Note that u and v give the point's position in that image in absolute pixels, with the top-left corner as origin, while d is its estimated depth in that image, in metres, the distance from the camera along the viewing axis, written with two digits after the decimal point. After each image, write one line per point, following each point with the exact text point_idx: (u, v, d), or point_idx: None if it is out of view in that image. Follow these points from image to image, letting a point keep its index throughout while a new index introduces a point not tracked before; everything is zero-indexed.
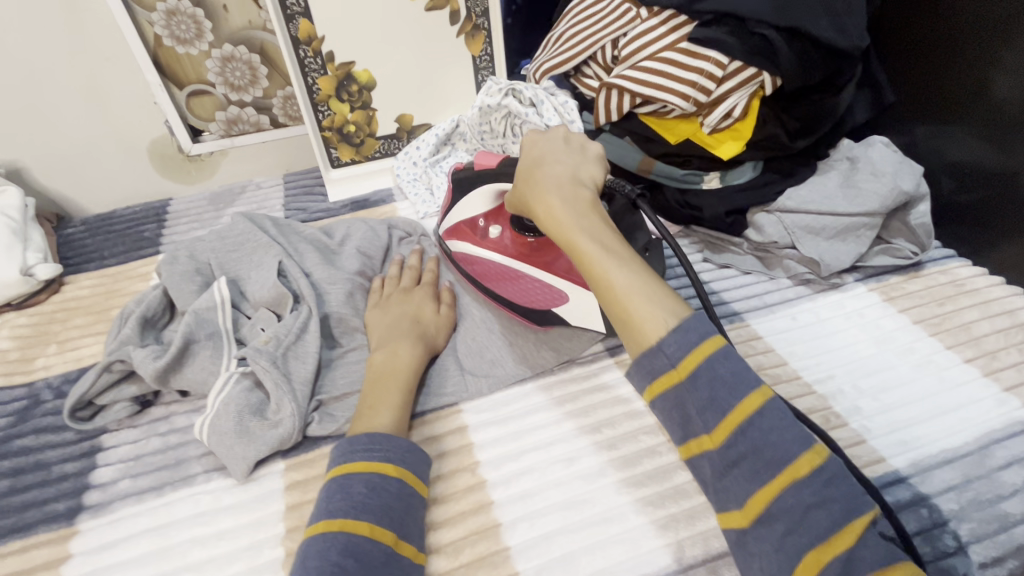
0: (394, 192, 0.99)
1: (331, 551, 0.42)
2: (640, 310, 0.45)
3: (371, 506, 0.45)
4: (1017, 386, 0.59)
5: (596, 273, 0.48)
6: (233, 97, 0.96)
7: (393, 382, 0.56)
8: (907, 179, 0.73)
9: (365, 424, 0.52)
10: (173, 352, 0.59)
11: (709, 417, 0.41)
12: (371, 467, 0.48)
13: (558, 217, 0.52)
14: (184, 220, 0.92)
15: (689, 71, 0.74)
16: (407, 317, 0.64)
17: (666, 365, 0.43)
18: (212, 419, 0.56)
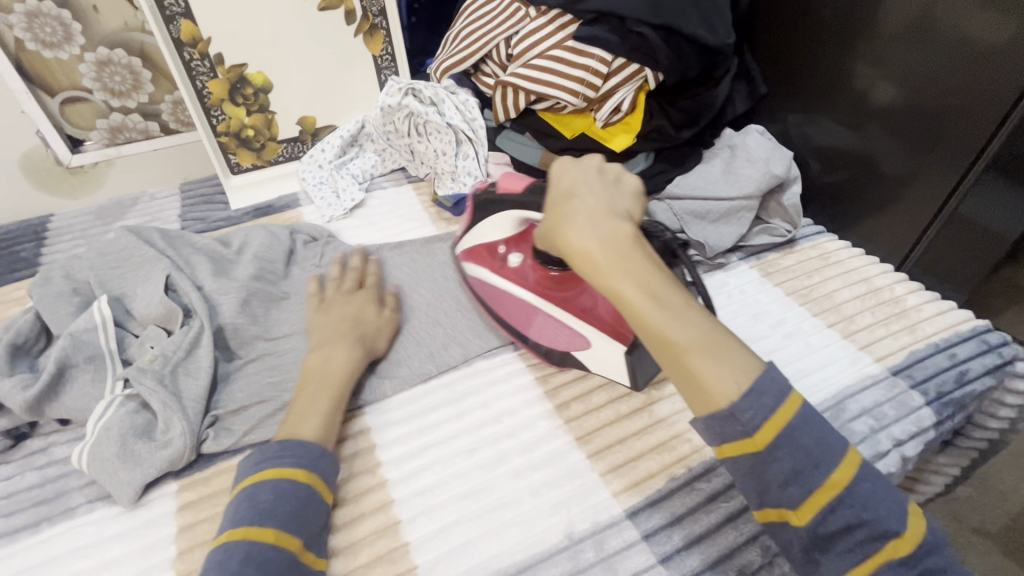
0: (301, 196, 0.95)
1: (233, 559, 0.41)
2: (708, 369, 0.42)
3: (278, 512, 0.45)
4: (870, 345, 0.66)
5: (654, 331, 0.44)
6: (114, 104, 0.90)
7: (323, 387, 0.55)
8: (778, 163, 0.80)
9: (290, 429, 0.52)
10: (45, 379, 0.56)
11: (793, 491, 0.40)
12: (279, 475, 0.47)
13: (601, 262, 0.46)
14: (66, 237, 0.86)
15: (577, 68, 0.77)
16: (346, 319, 0.62)
17: (741, 432, 0.41)
18: (90, 445, 0.53)
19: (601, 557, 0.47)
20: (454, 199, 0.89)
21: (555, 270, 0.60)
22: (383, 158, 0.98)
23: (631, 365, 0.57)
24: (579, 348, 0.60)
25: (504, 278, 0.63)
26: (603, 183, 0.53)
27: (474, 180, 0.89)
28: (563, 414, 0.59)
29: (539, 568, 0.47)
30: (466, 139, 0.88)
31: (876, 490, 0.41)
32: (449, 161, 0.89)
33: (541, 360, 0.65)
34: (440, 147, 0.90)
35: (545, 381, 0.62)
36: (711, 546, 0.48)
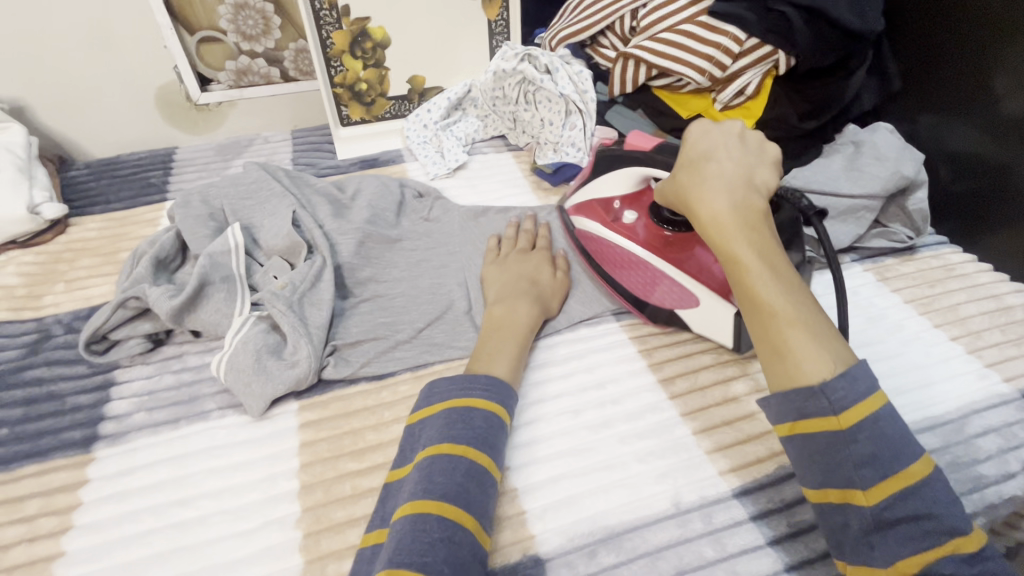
0: (403, 153, 0.98)
1: (457, 473, 0.45)
2: (800, 339, 0.43)
3: (490, 441, 0.49)
4: (998, 363, 0.62)
5: (755, 295, 0.46)
6: (244, 47, 0.94)
7: (512, 333, 0.59)
8: (908, 164, 0.75)
9: (483, 366, 0.56)
10: (188, 292, 0.60)
11: (867, 473, 0.40)
12: (489, 406, 0.51)
13: (726, 227, 0.49)
14: (191, 169, 0.92)
15: (706, 45, 0.75)
16: (525, 275, 0.66)
17: (825, 410, 0.41)
18: (227, 357, 0.57)
19: (709, 529, 0.47)
20: (555, 166, 0.88)
21: (669, 229, 0.62)
22: (486, 124, 0.99)
23: (740, 326, 0.58)
24: (685, 306, 0.61)
25: (615, 232, 0.65)
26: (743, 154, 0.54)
27: (579, 152, 0.88)
28: (668, 389, 0.59)
29: (646, 530, 0.47)
30: (576, 111, 0.87)
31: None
32: (555, 131, 0.89)
33: (645, 335, 0.65)
34: (548, 116, 0.90)
35: (647, 355, 0.62)
36: (824, 537, 0.47)
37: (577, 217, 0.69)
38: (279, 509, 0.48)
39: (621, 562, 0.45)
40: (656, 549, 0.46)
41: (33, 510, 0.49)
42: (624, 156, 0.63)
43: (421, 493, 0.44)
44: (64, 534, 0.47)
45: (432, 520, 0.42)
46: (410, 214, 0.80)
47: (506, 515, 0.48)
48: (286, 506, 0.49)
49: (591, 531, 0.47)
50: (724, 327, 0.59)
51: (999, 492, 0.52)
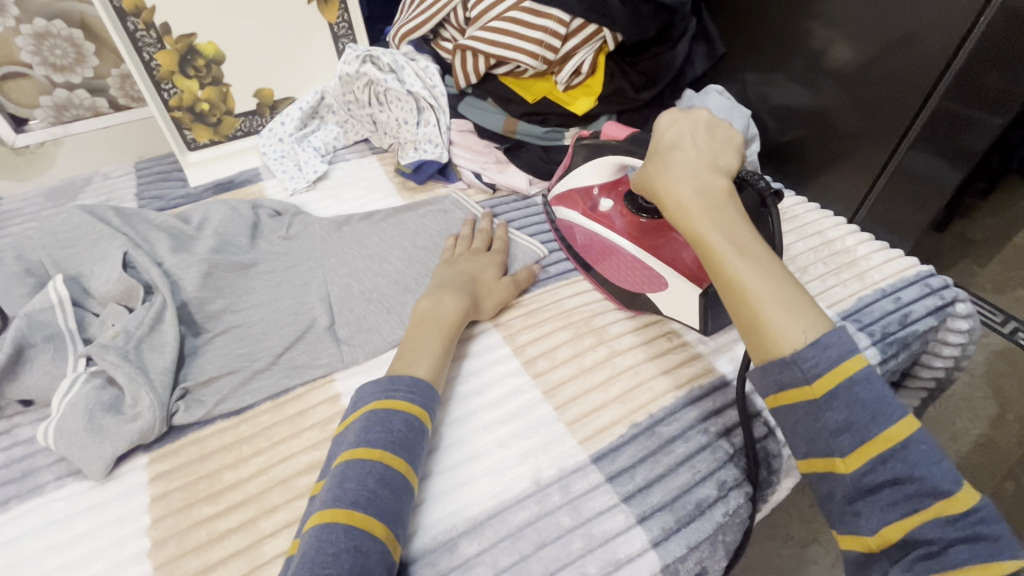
0: (261, 171, 0.93)
1: (369, 479, 0.45)
2: (774, 314, 0.44)
3: (407, 444, 0.48)
4: (822, 293, 0.69)
5: (727, 275, 0.47)
6: (58, 79, 0.87)
7: (436, 329, 0.59)
8: (738, 122, 0.84)
9: (405, 368, 0.55)
10: (3, 360, 0.55)
11: (845, 440, 0.41)
12: (410, 408, 0.50)
13: (688, 209, 0.51)
14: (18, 220, 0.82)
15: (534, 29, 0.76)
16: (468, 273, 0.67)
17: (800, 379, 0.43)
18: (56, 423, 0.53)
19: (567, 499, 0.50)
20: (414, 165, 0.87)
21: (643, 216, 0.66)
22: (346, 130, 0.97)
23: (704, 306, 0.59)
24: (653, 289, 0.64)
25: (591, 217, 0.70)
26: (708, 140, 0.57)
27: (437, 147, 0.88)
28: (530, 370, 0.61)
29: (507, 513, 0.49)
30: (428, 106, 0.88)
31: (829, 415, 0.42)
32: (411, 130, 0.88)
33: (509, 321, 0.66)
34: (402, 115, 0.89)
35: (510, 340, 0.64)
36: (672, 483, 0.51)
37: (561, 207, 0.75)
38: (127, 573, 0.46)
39: (483, 549, 0.46)
40: (516, 530, 0.48)
41: None
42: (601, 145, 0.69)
43: (331, 501, 0.43)
44: None
45: (338, 530, 0.41)
46: (267, 235, 0.77)
47: None
48: (136, 567, 0.46)
49: (456, 525, 0.48)
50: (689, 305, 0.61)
51: None
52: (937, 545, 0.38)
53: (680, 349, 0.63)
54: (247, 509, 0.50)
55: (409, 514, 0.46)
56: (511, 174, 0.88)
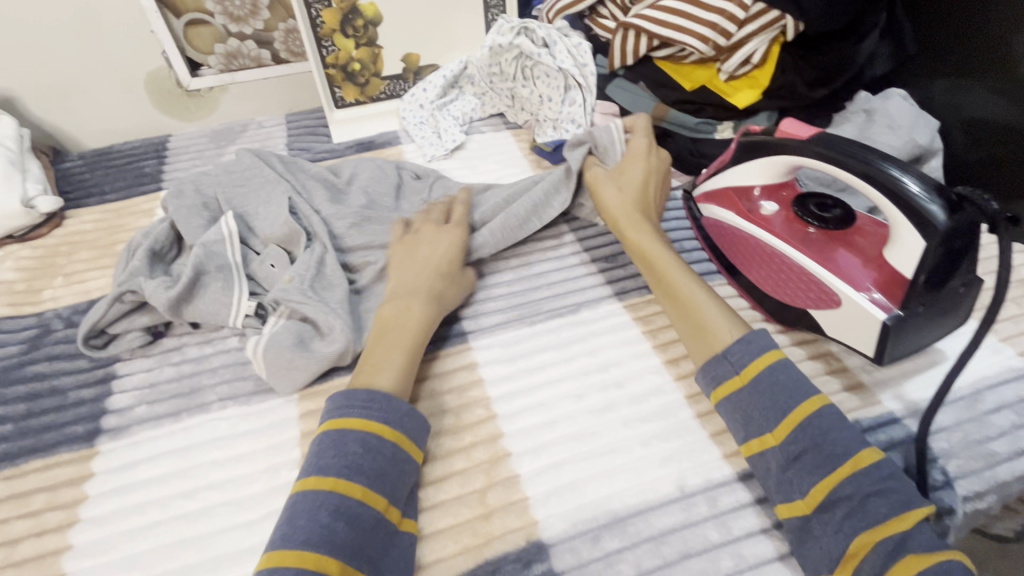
0: (399, 134, 0.96)
1: (323, 512, 0.41)
2: (714, 321, 0.54)
3: (365, 467, 0.44)
4: (1014, 337, 0.60)
5: (681, 292, 0.57)
6: (233, 29, 0.91)
7: (402, 337, 0.54)
8: (922, 132, 0.75)
9: (367, 380, 0.50)
10: (183, 284, 0.60)
11: (771, 416, 0.46)
12: (362, 427, 0.46)
13: (659, 242, 0.62)
14: (185, 156, 0.91)
15: (710, 12, 0.72)
16: (424, 262, 0.61)
17: (730, 371, 0.50)
18: (263, 345, 0.56)
19: (713, 513, 0.47)
20: (554, 144, 0.86)
21: (813, 225, 0.60)
22: (483, 102, 0.97)
23: (887, 336, 0.52)
24: (821, 307, 0.58)
25: (749, 219, 0.65)
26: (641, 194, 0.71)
27: (579, 129, 0.85)
28: (672, 370, 0.58)
29: (650, 515, 0.47)
30: (575, 86, 0.85)
31: None
32: (555, 108, 0.87)
33: (649, 316, 0.63)
34: (547, 92, 0.88)
35: (652, 336, 0.61)
36: None
37: (710, 205, 0.71)
38: (281, 499, 0.49)
39: (625, 546, 0.45)
40: (659, 534, 0.46)
41: (40, 504, 0.49)
42: (772, 143, 0.61)
43: (280, 539, 0.41)
44: (71, 528, 0.47)
45: (290, 574, 0.38)
46: (410, 196, 0.77)
47: (511, 501, 0.48)
48: None
49: (595, 517, 0.47)
50: (864, 331, 0.54)
51: (1011, 469, 0.50)
52: (855, 500, 0.41)
53: (839, 372, 0.58)
54: None
55: (379, 544, 0.42)
56: None
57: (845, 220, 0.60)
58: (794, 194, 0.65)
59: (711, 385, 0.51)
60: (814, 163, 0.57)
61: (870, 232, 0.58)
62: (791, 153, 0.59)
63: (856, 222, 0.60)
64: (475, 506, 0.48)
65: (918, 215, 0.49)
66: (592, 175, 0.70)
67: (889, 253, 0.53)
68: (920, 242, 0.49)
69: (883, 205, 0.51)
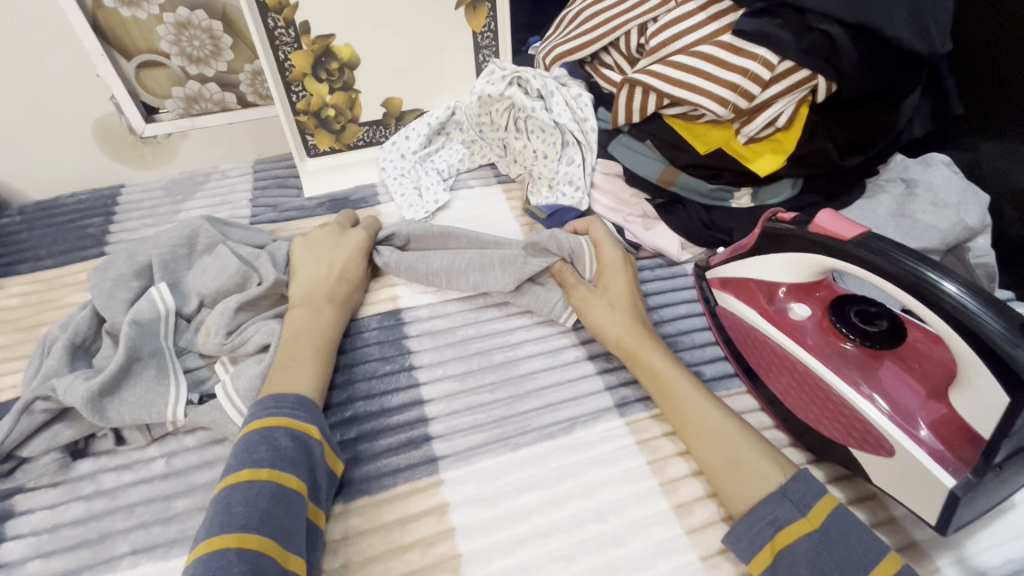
0: (378, 188, 0.86)
1: (260, 500, 0.41)
2: (754, 464, 0.46)
3: (298, 462, 0.44)
4: None
5: (709, 432, 0.49)
6: (192, 71, 0.81)
7: (318, 342, 0.55)
8: (970, 211, 0.65)
9: (282, 385, 0.50)
10: (112, 369, 0.52)
11: (852, 573, 0.39)
12: (296, 423, 0.47)
13: (668, 369, 0.53)
14: (136, 212, 0.81)
15: (731, 71, 0.62)
16: (333, 265, 0.62)
17: (796, 513, 0.43)
18: (232, 388, 0.53)
19: None
20: (550, 210, 0.76)
21: (851, 341, 0.51)
22: (473, 151, 0.87)
23: (952, 507, 0.41)
24: (864, 447, 0.48)
25: (774, 324, 0.55)
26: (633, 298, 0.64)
27: (577, 191, 0.76)
28: (684, 520, 0.48)
29: None
30: (574, 142, 0.76)
31: None
32: (551, 165, 0.77)
33: (656, 440, 0.53)
34: (541, 148, 0.78)
35: (659, 470, 0.51)
36: None
37: (728, 296, 0.61)
38: None
39: None
40: None
41: None
42: (807, 240, 0.51)
43: (218, 525, 0.39)
44: None
45: (231, 554, 0.37)
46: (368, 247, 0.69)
47: None
48: None
49: None
50: (924, 492, 0.43)
51: None
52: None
53: (885, 525, 0.48)
54: None
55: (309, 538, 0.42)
56: (660, 234, 0.74)
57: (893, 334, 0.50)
58: (828, 296, 0.55)
59: (751, 550, 0.44)
60: (862, 275, 0.46)
61: (925, 353, 0.48)
62: (830, 256, 0.49)
63: (907, 337, 0.50)
64: None
65: (1001, 364, 0.39)
66: (576, 293, 0.61)
67: (956, 395, 0.43)
68: (1002, 396, 0.39)
69: (953, 342, 0.41)
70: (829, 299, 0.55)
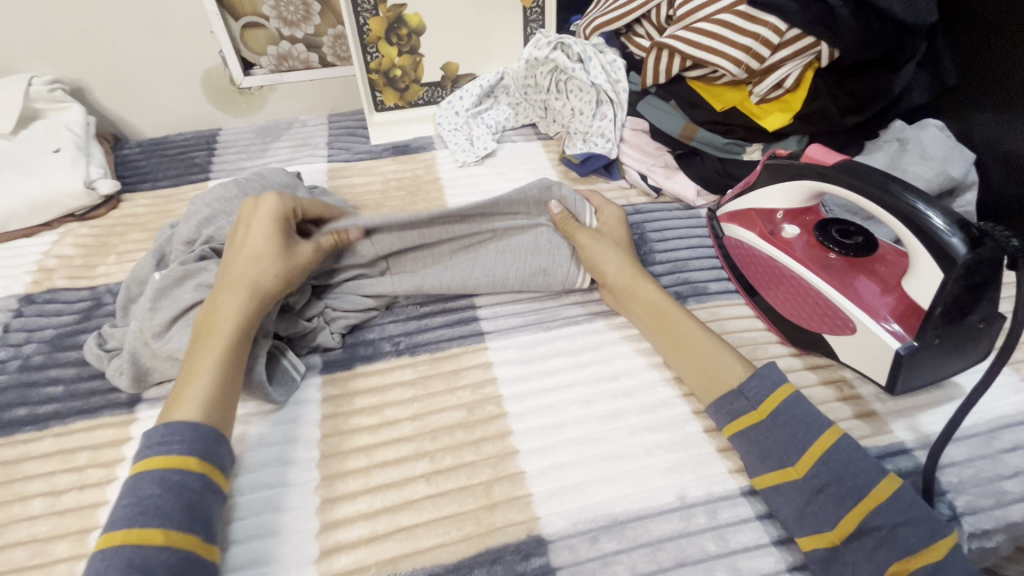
0: (434, 140, 0.99)
1: (114, 570, 0.38)
2: (722, 361, 0.54)
3: (163, 509, 0.41)
4: None
5: (689, 342, 0.57)
6: (286, 32, 0.96)
7: (210, 349, 0.51)
8: (956, 164, 0.75)
9: (171, 411, 0.47)
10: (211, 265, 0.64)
11: (792, 450, 0.47)
12: (164, 464, 0.44)
13: (667, 302, 0.60)
14: (232, 149, 0.96)
15: (745, 36, 0.73)
16: (242, 249, 0.57)
17: (747, 407, 0.50)
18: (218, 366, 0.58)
19: (713, 525, 0.48)
20: (583, 157, 0.88)
21: (834, 251, 0.61)
22: (517, 112, 1.00)
23: (899, 365, 0.52)
24: (838, 334, 0.58)
25: (770, 242, 0.65)
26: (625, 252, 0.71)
27: (607, 142, 0.88)
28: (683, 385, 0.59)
29: (648, 521, 0.48)
30: (608, 101, 0.88)
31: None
32: (585, 121, 0.89)
33: None
34: (579, 106, 0.90)
35: None
36: None
37: (732, 225, 0.71)
38: (298, 475, 0.52)
39: (623, 549, 0.46)
40: (657, 540, 0.47)
41: (83, 461, 0.53)
42: (797, 168, 0.62)
43: None
44: (109, 485, 0.51)
45: None
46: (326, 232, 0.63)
47: (516, 496, 0.50)
48: (305, 473, 0.52)
49: (595, 519, 0.48)
50: (879, 358, 0.54)
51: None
52: (884, 529, 0.42)
53: (850, 400, 0.58)
54: (404, 446, 0.53)
55: None
56: (678, 181, 0.86)
57: (868, 247, 0.60)
58: (817, 219, 0.66)
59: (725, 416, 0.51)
60: (839, 191, 0.57)
61: (891, 260, 0.58)
62: (815, 179, 0.60)
63: (878, 250, 0.60)
64: (481, 497, 0.50)
65: (939, 248, 0.49)
66: (579, 238, 0.66)
67: (907, 283, 0.53)
68: (938, 274, 0.49)
69: (907, 238, 0.51)
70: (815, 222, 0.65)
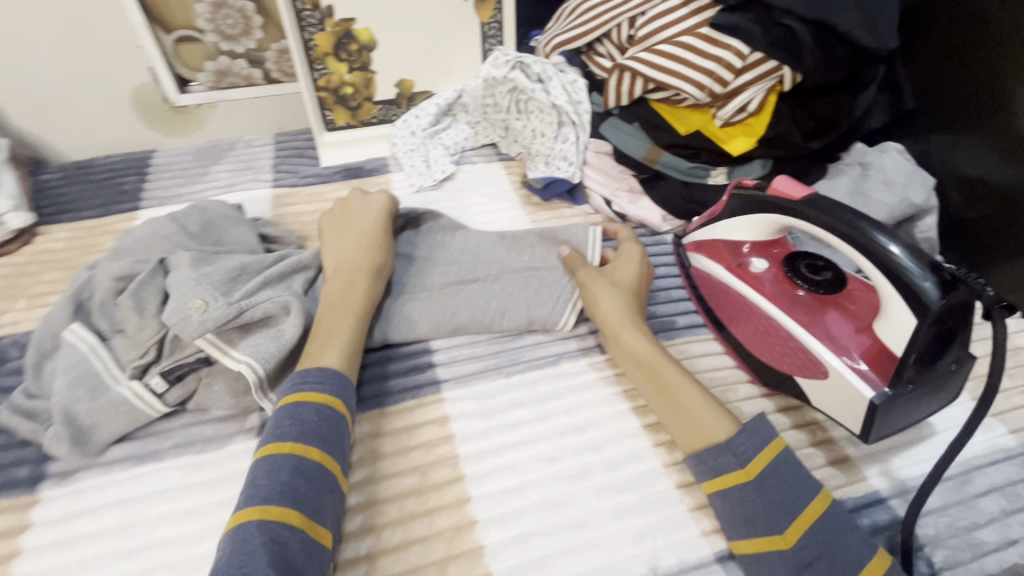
0: (389, 161, 0.94)
1: (282, 473, 0.43)
2: (708, 414, 0.50)
3: (318, 433, 0.46)
4: (1004, 414, 0.58)
5: (676, 393, 0.53)
6: (224, 47, 0.89)
7: (348, 314, 0.56)
8: (917, 190, 0.74)
9: (312, 359, 0.52)
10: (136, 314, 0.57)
11: (780, 516, 0.43)
12: (321, 398, 0.48)
13: (661, 356, 0.56)
14: (166, 174, 0.88)
15: (708, 59, 0.71)
16: (362, 234, 0.64)
17: (733, 464, 0.46)
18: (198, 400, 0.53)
19: None
20: (545, 181, 0.84)
21: (802, 288, 0.59)
22: (476, 132, 0.95)
23: (873, 413, 0.50)
24: (809, 376, 0.55)
25: (738, 276, 0.63)
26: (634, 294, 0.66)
27: (570, 166, 0.85)
28: (652, 436, 0.55)
29: None
30: (570, 123, 0.85)
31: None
32: (547, 143, 0.85)
33: None
34: (540, 127, 0.86)
35: (632, 396, 0.59)
36: None
37: (698, 256, 0.69)
38: None
39: None
40: None
41: None
42: (764, 201, 0.59)
43: (244, 501, 0.42)
44: None
45: (252, 528, 0.40)
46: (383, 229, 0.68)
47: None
48: None
49: None
50: (852, 405, 0.52)
51: (999, 561, 0.48)
52: None
53: (823, 445, 0.56)
54: (349, 522, 0.48)
55: (336, 502, 0.44)
56: (643, 207, 0.83)
57: (837, 283, 0.58)
58: (784, 252, 0.63)
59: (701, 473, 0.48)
60: (808, 228, 0.54)
61: (860, 298, 0.57)
62: (783, 213, 0.57)
63: (847, 286, 0.58)
64: None
65: (912, 294, 0.47)
66: (585, 271, 0.63)
67: (879, 326, 0.51)
68: (912, 320, 0.47)
69: (878, 280, 0.49)
70: (783, 256, 0.63)
